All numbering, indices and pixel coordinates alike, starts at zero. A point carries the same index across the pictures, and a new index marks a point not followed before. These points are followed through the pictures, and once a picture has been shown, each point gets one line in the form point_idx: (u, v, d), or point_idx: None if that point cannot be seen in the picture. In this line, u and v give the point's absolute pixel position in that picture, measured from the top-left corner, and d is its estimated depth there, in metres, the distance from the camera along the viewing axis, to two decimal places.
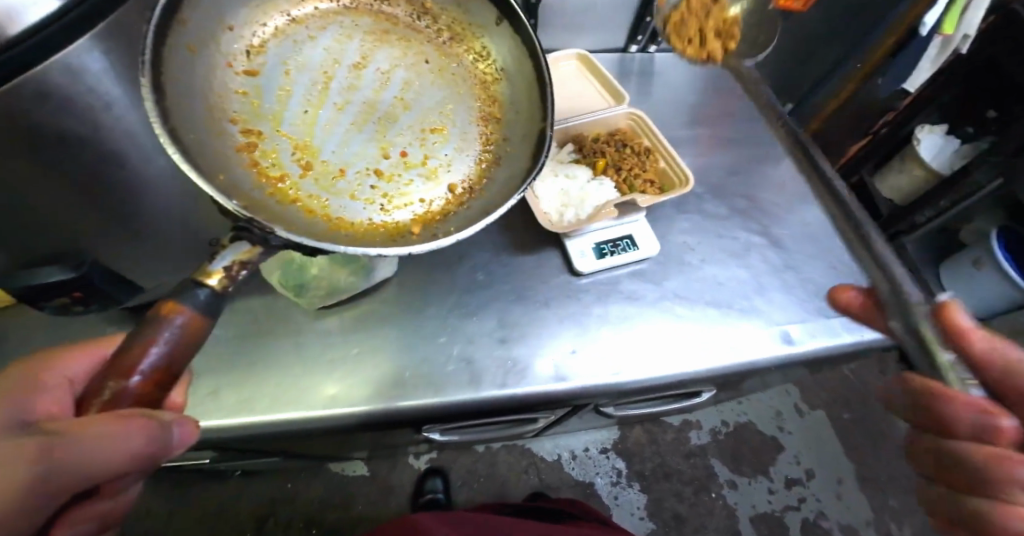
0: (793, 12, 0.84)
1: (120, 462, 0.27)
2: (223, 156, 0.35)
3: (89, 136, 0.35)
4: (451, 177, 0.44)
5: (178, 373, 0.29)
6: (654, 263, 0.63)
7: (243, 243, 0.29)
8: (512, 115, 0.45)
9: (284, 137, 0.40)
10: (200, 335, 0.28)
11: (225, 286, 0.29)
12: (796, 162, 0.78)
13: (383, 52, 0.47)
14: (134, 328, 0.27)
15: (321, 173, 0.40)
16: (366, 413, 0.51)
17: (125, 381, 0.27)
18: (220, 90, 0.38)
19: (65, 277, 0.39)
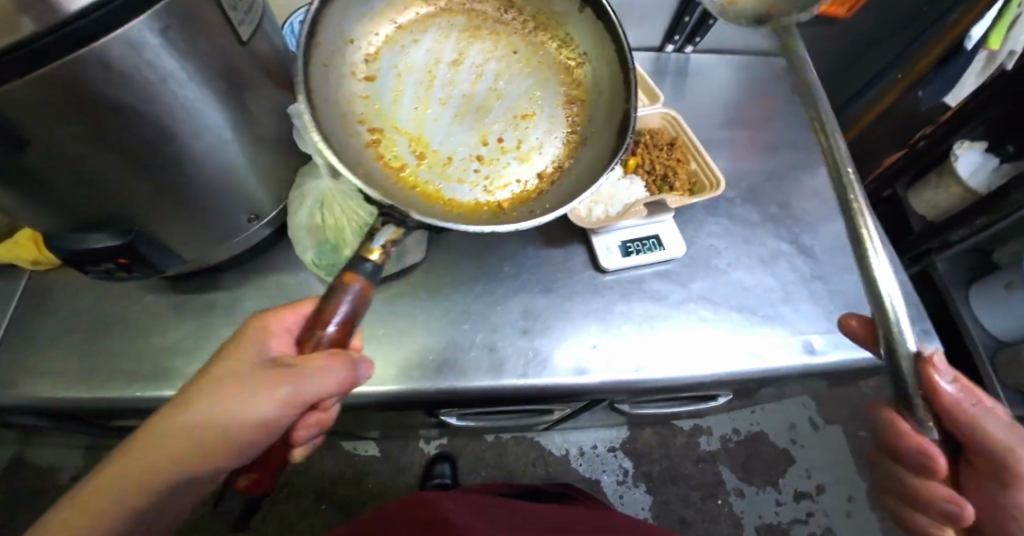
0: (838, 18, 0.82)
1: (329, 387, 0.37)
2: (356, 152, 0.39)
3: (144, 107, 0.36)
4: (542, 159, 0.46)
5: (355, 323, 0.36)
6: (680, 264, 0.63)
7: (390, 225, 0.35)
8: (596, 100, 0.46)
9: (401, 133, 0.44)
10: (367, 297, 0.35)
11: (381, 260, 0.35)
12: (831, 171, 0.77)
13: (476, 47, 0.48)
14: (325, 291, 0.35)
15: (433, 162, 0.44)
16: (389, 391, 0.53)
17: (323, 330, 0.35)
18: (347, 96, 0.42)
19: (112, 244, 0.42)
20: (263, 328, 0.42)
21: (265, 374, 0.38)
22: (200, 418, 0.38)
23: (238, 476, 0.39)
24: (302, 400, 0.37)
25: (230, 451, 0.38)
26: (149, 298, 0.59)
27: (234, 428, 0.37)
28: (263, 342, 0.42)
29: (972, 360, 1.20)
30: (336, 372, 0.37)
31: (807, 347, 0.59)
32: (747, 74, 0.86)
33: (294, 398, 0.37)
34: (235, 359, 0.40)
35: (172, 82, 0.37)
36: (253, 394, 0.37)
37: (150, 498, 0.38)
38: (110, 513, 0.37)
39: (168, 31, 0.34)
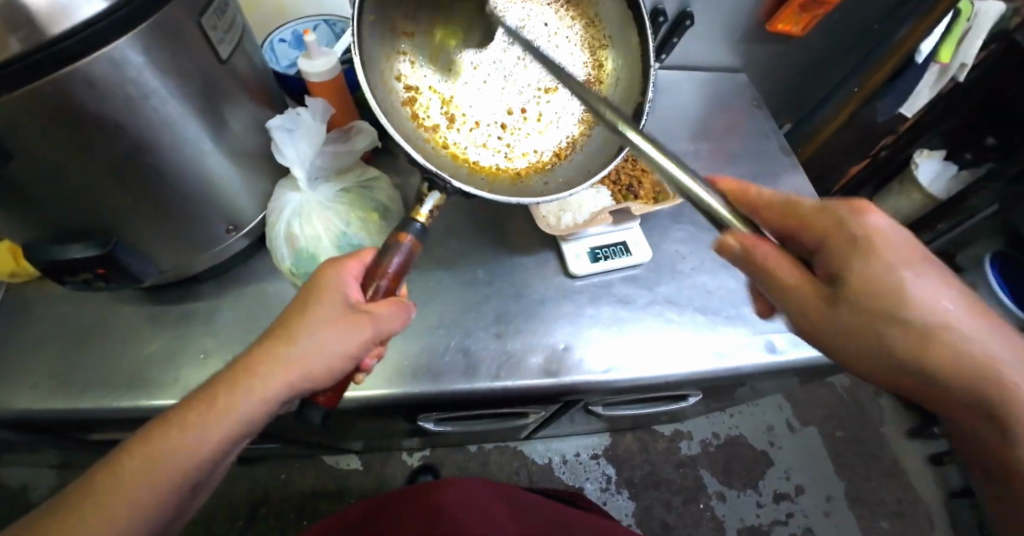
0: (793, 36, 0.87)
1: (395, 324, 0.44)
2: (398, 115, 0.45)
3: (126, 121, 0.38)
4: (558, 133, 0.51)
5: (402, 273, 0.45)
6: (648, 269, 0.66)
7: (435, 192, 0.45)
8: (613, 84, 0.50)
9: (436, 93, 0.49)
10: (416, 251, 0.45)
11: (427, 220, 0.45)
12: (790, 180, 0.81)
13: (513, 11, 0.50)
14: (381, 247, 0.43)
15: (462, 124, 0.50)
16: (366, 396, 0.54)
17: (382, 279, 0.43)
18: (392, 57, 0.45)
19: (91, 254, 0.43)
20: (335, 276, 0.43)
21: (348, 314, 0.41)
22: (292, 356, 0.40)
23: (316, 397, 0.43)
24: (380, 334, 0.43)
25: (318, 384, 0.42)
26: (126, 309, 0.60)
27: (323, 362, 0.41)
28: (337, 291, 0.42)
29: None
30: (400, 311, 0.44)
31: (769, 347, 0.62)
32: (711, 90, 0.91)
33: (375, 334, 0.42)
34: (316, 303, 0.41)
35: (155, 98, 0.39)
36: (343, 332, 0.40)
37: (235, 436, 0.39)
38: (198, 456, 0.37)
39: (149, 50, 0.37)
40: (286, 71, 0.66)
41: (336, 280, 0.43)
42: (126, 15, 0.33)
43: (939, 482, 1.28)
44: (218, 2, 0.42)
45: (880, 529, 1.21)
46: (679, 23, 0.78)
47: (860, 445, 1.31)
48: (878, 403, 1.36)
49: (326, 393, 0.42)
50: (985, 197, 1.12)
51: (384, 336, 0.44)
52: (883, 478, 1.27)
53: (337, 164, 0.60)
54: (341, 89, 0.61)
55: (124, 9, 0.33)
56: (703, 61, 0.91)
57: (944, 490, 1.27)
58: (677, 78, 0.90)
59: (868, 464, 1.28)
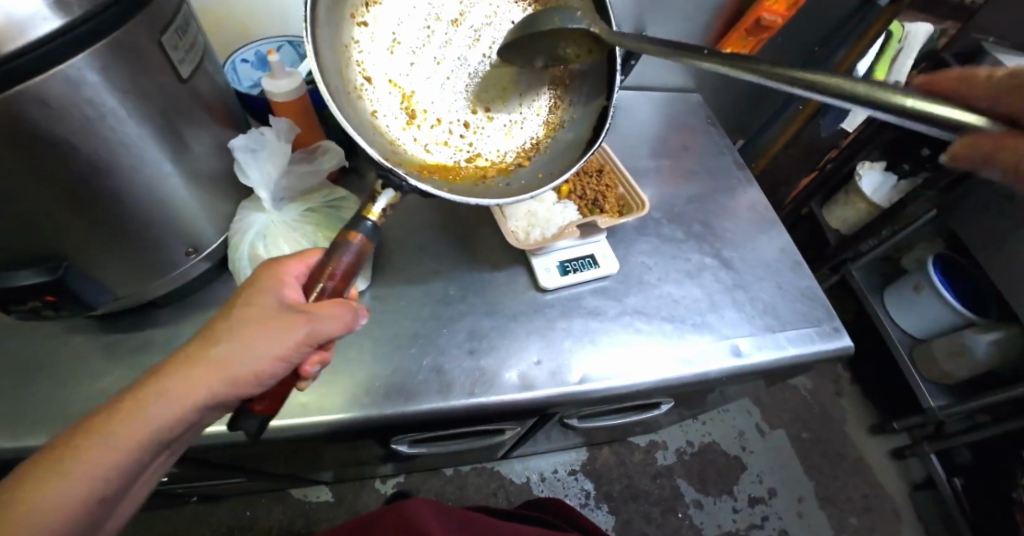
0: (740, 59, 0.93)
1: (339, 329, 0.41)
2: (353, 111, 0.42)
3: (80, 141, 0.37)
4: (522, 135, 0.50)
5: (354, 276, 0.43)
6: (616, 281, 0.68)
7: (389, 189, 0.42)
8: (578, 88, 0.50)
9: (393, 88, 0.46)
10: (367, 252, 0.42)
11: (378, 220, 0.43)
12: (746, 193, 0.86)
13: (480, 5, 0.48)
14: (329, 246, 0.41)
15: (423, 121, 0.48)
16: (337, 420, 0.53)
17: (327, 280, 0.41)
18: (346, 48, 0.42)
19: (37, 281, 0.41)
20: (274, 276, 0.42)
21: (282, 314, 0.39)
22: (213, 359, 0.38)
23: (250, 406, 0.41)
24: (318, 338, 0.40)
25: (243, 390, 0.39)
26: (77, 339, 0.57)
27: (249, 366, 0.39)
28: (276, 290, 0.41)
29: (892, 356, 1.31)
30: (343, 316, 0.41)
31: (734, 350, 0.64)
32: (669, 109, 0.95)
33: (310, 338, 0.39)
34: (251, 303, 0.40)
35: (112, 118, 0.38)
36: (274, 333, 0.39)
37: (152, 440, 0.38)
38: (109, 462, 0.36)
39: (107, 70, 0.36)
40: (249, 92, 0.66)
41: (270, 279, 0.42)
42: (83, 34, 0.33)
43: (901, 476, 1.33)
44: (179, 22, 0.42)
45: (850, 526, 1.25)
46: (637, 46, 0.82)
47: (826, 445, 1.35)
48: (840, 404, 1.42)
49: (260, 402, 0.41)
50: (923, 204, 1.13)
51: (323, 342, 0.41)
52: (849, 476, 1.32)
53: (302, 184, 0.59)
54: (306, 108, 0.61)
55: (80, 27, 0.32)
56: (660, 81, 0.95)
57: (906, 484, 1.32)
58: (636, 97, 0.94)
59: (835, 463, 1.33)
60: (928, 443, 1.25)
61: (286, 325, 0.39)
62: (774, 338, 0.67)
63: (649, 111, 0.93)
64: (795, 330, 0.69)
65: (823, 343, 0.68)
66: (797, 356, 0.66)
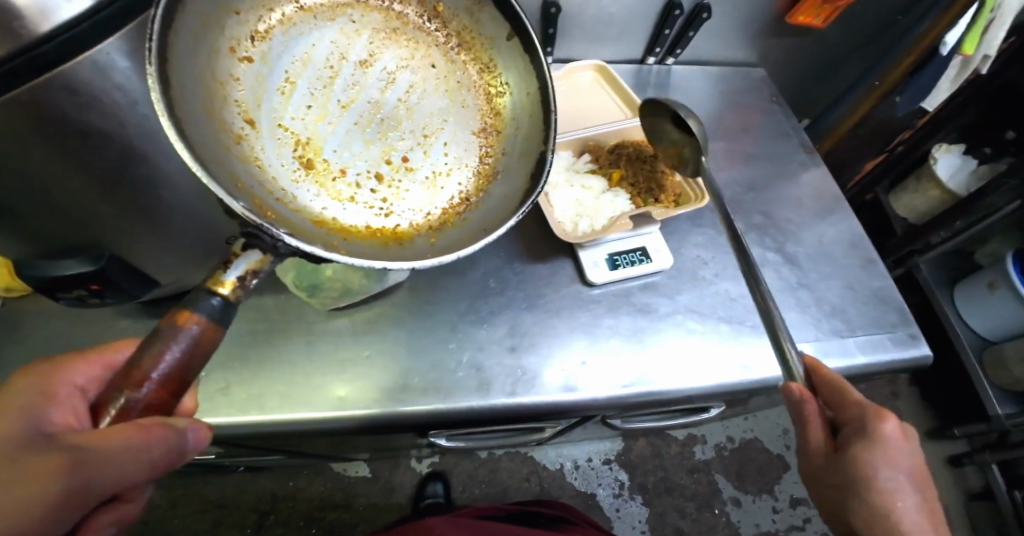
0: (814, 29, 0.84)
1: (141, 470, 0.29)
2: (224, 149, 0.32)
3: (115, 131, 0.35)
4: (448, 188, 0.43)
5: (189, 379, 0.29)
6: (667, 276, 0.63)
7: (254, 251, 0.29)
8: (512, 133, 0.44)
9: (286, 131, 0.38)
10: (213, 343, 0.29)
11: (236, 294, 0.30)
12: (813, 180, 0.78)
13: (391, 51, 0.44)
14: (145, 337, 0.28)
15: (322, 173, 0.38)
16: (373, 415, 0.51)
17: (137, 390, 0.27)
18: (222, 77, 0.34)
19: (82, 270, 0.42)
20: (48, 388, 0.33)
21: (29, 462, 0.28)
22: None
23: None
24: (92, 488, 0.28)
25: None
26: (123, 323, 0.58)
27: None
28: (35, 413, 0.31)
29: (957, 359, 1.21)
30: (145, 450, 0.29)
31: None
32: (728, 85, 0.87)
33: (77, 490, 0.28)
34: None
35: (145, 105, 0.36)
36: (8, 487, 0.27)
37: None
38: None
39: (138, 53, 0.34)
40: None
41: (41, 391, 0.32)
42: (109, 16, 0.31)
43: (957, 484, 1.25)
44: None
45: None
46: (696, 15, 0.75)
47: None
48: (897, 406, 1.32)
49: None
50: (1005, 195, 1.01)
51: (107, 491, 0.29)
52: None
53: None
54: None
55: (107, 9, 0.30)
56: (718, 56, 0.87)
57: (962, 493, 1.24)
58: (691, 73, 0.86)
59: None
60: (991, 452, 1.16)
61: (32, 472, 0.27)
62: (842, 344, 0.62)
63: (704, 88, 0.86)
64: (865, 336, 0.63)
65: (897, 351, 0.62)
66: (867, 365, 0.60)
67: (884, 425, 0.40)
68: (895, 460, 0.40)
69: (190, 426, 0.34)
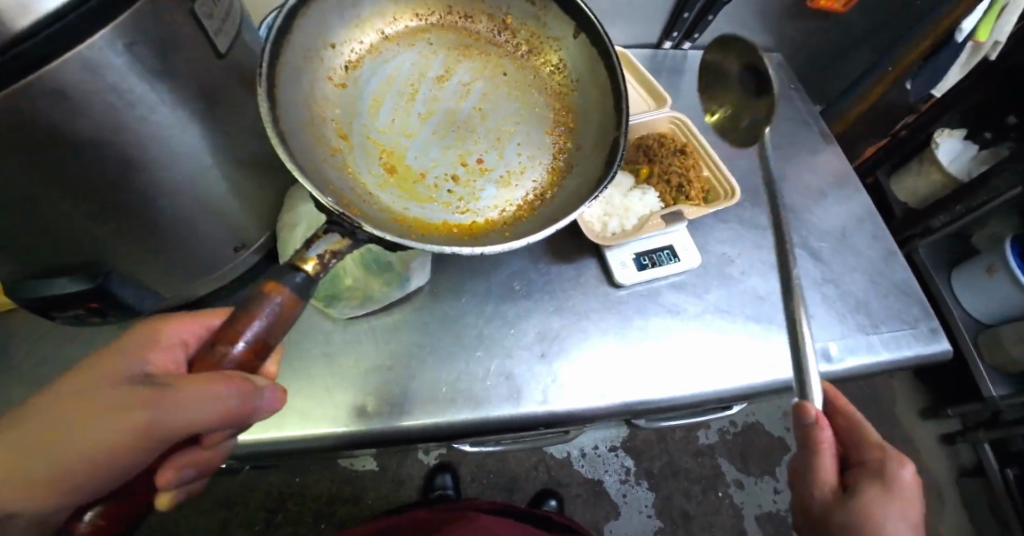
0: (833, 13, 0.81)
1: (211, 417, 0.28)
2: (320, 158, 0.36)
3: (114, 136, 0.32)
4: (522, 185, 0.43)
5: (275, 345, 0.30)
6: (694, 274, 0.61)
7: (334, 235, 0.30)
8: (583, 127, 0.44)
9: (373, 143, 0.41)
10: (295, 314, 0.29)
11: (318, 273, 0.30)
12: (833, 169, 0.76)
13: (464, 67, 0.47)
14: (240, 301, 0.29)
15: (405, 177, 0.41)
16: (402, 427, 0.50)
17: (229, 346, 0.28)
18: (319, 99, 0.39)
19: (78, 289, 0.38)
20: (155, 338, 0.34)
21: (130, 392, 0.29)
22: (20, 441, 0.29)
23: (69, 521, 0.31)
24: (168, 426, 0.28)
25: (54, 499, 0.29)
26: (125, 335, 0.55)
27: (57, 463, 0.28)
28: (145, 356, 0.33)
29: (954, 341, 1.23)
30: (215, 399, 0.28)
31: (825, 355, 0.59)
32: None
33: (157, 425, 0.28)
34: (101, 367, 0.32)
35: (144, 107, 0.32)
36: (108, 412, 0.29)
37: None
38: None
39: (135, 47, 0.30)
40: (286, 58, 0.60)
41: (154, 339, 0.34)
42: (100, 6, 0.27)
43: (950, 462, 1.29)
44: None
45: None
46: None
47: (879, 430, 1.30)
48: (893, 386, 1.35)
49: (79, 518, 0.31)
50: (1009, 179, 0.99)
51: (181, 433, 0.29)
52: None
53: None
54: None
55: None
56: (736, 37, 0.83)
57: (955, 470, 1.28)
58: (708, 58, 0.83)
59: None
60: (984, 431, 1.20)
61: (130, 402, 0.29)
62: (868, 341, 0.61)
63: None
64: (890, 332, 0.62)
65: (920, 347, 0.62)
66: (891, 361, 0.60)
67: (899, 469, 0.40)
68: (902, 508, 0.39)
69: (269, 385, 0.32)
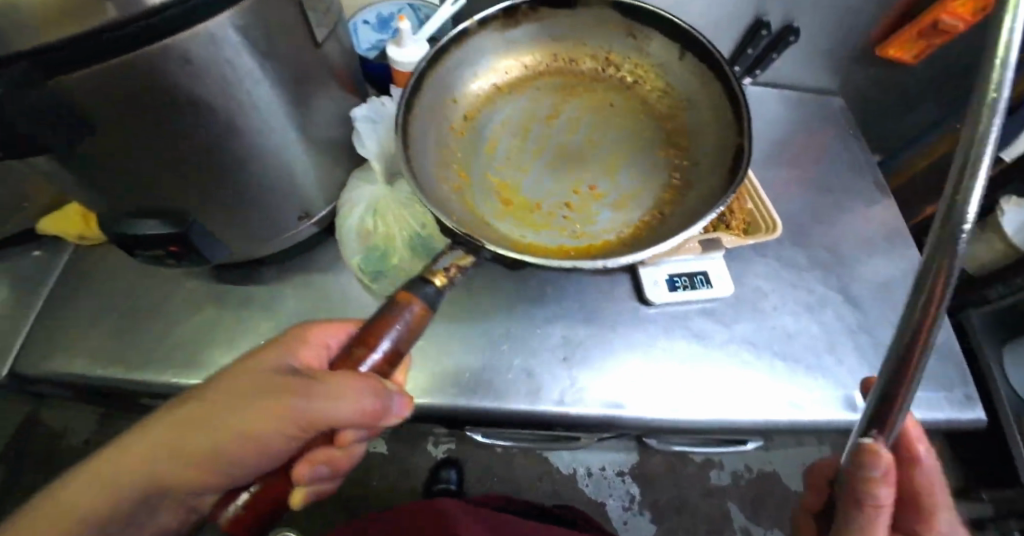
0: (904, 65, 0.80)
1: (352, 411, 0.34)
2: (444, 195, 0.42)
3: (218, 103, 0.36)
4: (638, 206, 0.45)
5: (404, 351, 0.36)
6: (726, 304, 0.62)
7: (459, 251, 0.37)
8: (696, 147, 0.46)
9: (490, 180, 0.47)
10: (423, 323, 0.35)
11: (444, 284, 0.36)
12: (887, 220, 0.75)
13: (573, 103, 0.51)
14: (378, 307, 0.35)
15: (521, 209, 0.45)
16: (423, 405, 0.53)
17: (369, 350, 0.35)
18: (442, 146, 0.46)
19: (164, 232, 0.41)
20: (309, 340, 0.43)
21: (289, 382, 0.37)
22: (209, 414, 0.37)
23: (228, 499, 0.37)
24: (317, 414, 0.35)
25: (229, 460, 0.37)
26: (190, 283, 0.60)
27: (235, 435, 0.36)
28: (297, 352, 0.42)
29: (999, 420, 1.16)
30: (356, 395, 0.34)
31: (851, 404, 0.58)
32: (804, 113, 0.84)
33: (309, 411, 0.35)
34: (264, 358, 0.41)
35: (249, 82, 0.37)
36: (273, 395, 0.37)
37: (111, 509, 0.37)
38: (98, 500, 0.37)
39: (252, 29, 0.34)
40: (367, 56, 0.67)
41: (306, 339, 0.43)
42: None
43: None
44: None
45: None
46: (783, 38, 0.72)
47: None
48: None
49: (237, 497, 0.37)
50: None
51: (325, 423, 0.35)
52: None
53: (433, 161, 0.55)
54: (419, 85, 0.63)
55: None
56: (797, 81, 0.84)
57: None
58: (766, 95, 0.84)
59: None
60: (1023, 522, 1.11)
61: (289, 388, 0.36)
62: None
63: (779, 111, 0.83)
64: (923, 392, 0.60)
65: (951, 412, 0.60)
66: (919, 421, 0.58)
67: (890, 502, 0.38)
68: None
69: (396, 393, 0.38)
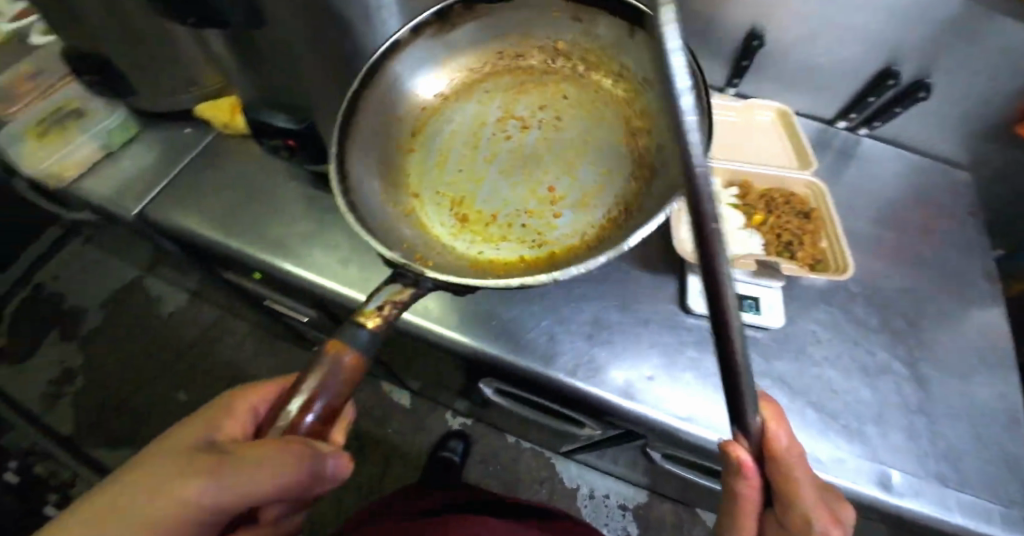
0: None
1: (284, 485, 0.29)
2: (391, 217, 0.42)
3: (359, 27, 0.41)
4: (601, 202, 0.44)
5: (336, 406, 0.32)
6: (772, 337, 0.59)
7: (397, 283, 0.34)
8: (648, 131, 0.44)
9: (444, 198, 0.48)
10: (356, 369, 0.32)
11: (377, 324, 0.33)
12: (990, 311, 0.66)
13: (523, 101, 0.52)
14: (304, 365, 0.31)
15: (477, 221, 0.46)
16: (447, 336, 0.56)
17: (299, 415, 0.31)
18: (393, 168, 0.47)
19: (287, 125, 0.52)
20: (231, 405, 0.37)
21: (202, 460, 0.31)
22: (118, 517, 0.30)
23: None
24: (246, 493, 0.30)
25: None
26: (293, 182, 0.70)
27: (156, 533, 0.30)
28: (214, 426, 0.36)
29: None
30: (289, 467, 0.29)
31: (881, 479, 0.53)
32: (923, 178, 0.77)
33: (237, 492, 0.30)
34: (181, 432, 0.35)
35: (387, 12, 0.42)
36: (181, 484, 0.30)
37: None
38: None
39: None
40: None
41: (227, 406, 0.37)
42: None
43: None
44: None
45: None
46: (911, 93, 0.69)
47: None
48: None
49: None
50: None
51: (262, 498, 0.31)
52: None
53: None
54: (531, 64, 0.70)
55: None
56: (922, 143, 0.78)
57: None
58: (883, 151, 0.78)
59: None
60: None
61: (203, 469, 0.30)
62: (940, 492, 0.53)
63: (895, 169, 0.77)
64: (973, 496, 0.53)
65: (1005, 530, 0.52)
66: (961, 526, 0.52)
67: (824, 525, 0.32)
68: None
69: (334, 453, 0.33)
